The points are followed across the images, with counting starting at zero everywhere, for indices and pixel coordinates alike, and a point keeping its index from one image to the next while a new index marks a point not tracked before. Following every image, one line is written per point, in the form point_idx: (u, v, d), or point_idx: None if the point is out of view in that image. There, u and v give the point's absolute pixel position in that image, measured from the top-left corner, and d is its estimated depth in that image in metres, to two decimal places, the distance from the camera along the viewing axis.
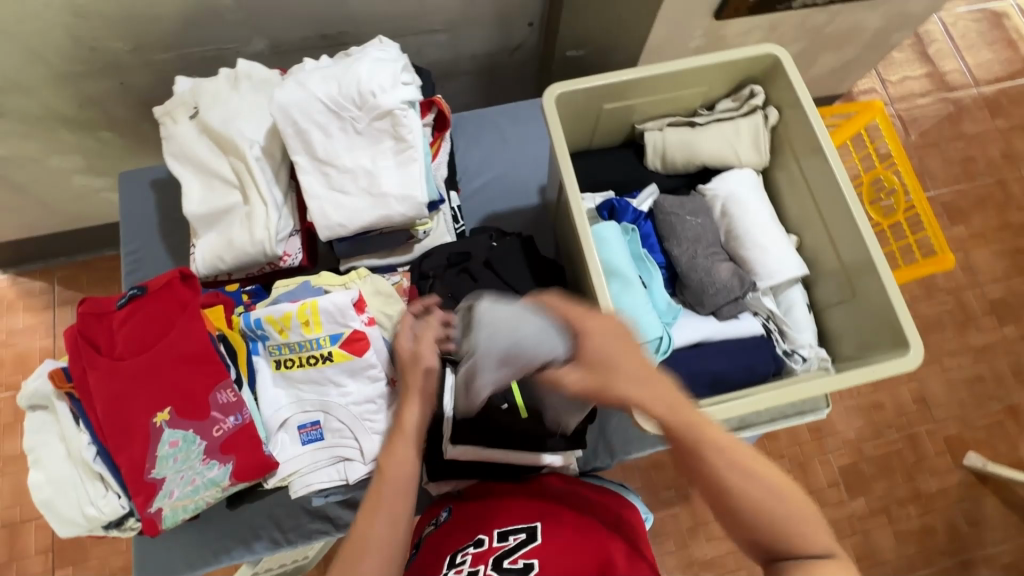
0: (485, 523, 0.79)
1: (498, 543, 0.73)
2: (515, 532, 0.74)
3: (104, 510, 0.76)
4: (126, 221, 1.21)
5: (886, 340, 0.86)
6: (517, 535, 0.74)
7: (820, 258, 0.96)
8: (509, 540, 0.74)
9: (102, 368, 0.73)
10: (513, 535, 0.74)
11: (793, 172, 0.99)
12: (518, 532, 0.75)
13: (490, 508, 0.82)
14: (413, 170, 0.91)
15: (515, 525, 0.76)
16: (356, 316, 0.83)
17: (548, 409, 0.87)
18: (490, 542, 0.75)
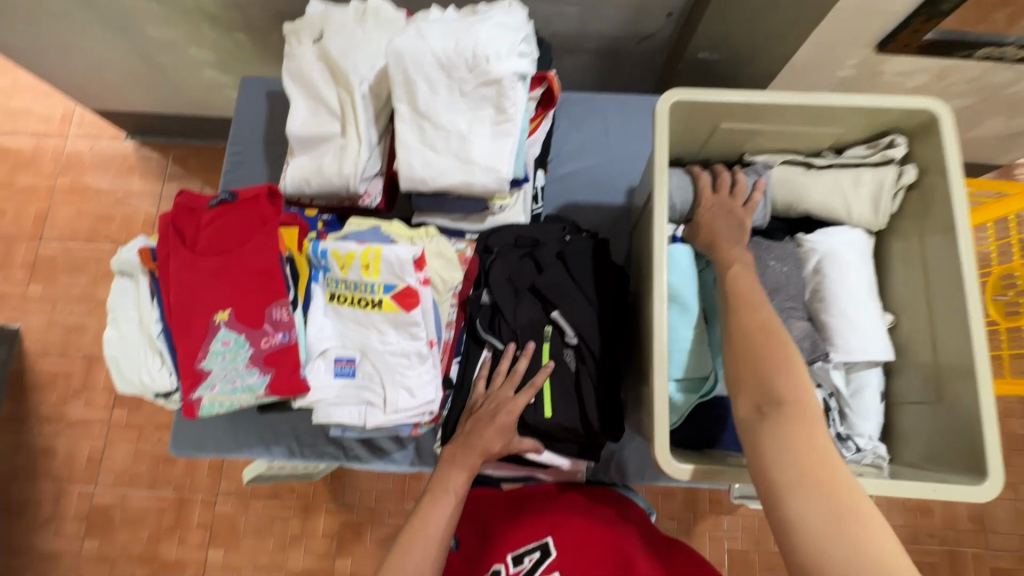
0: (500, 547, 0.82)
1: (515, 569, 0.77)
2: (528, 553, 0.78)
3: (157, 381, 0.84)
4: (239, 122, 1.29)
5: (961, 460, 0.77)
6: (531, 555, 0.78)
7: (912, 347, 0.86)
8: (524, 562, 0.78)
9: (182, 257, 0.79)
10: (527, 556, 0.78)
11: (912, 246, 0.88)
12: (530, 551, 0.78)
13: (496, 530, 0.86)
14: (506, 145, 0.90)
15: (525, 545, 0.80)
16: (413, 274, 0.84)
17: (571, 414, 0.90)
18: (508, 569, 0.78)
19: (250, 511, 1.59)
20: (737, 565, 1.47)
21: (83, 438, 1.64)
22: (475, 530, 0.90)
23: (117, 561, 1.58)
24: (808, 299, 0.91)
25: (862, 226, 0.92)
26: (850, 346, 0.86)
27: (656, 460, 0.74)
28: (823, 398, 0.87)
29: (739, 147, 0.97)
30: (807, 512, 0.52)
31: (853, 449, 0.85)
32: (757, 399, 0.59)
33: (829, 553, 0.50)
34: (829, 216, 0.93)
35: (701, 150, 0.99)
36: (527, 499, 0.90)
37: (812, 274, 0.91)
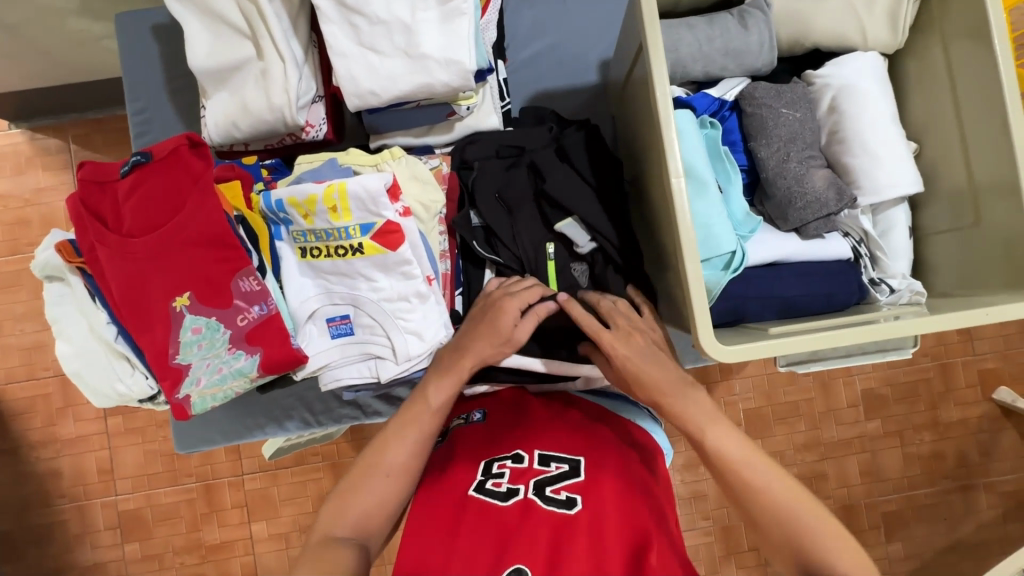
0: (530, 438, 0.76)
1: (539, 468, 0.71)
2: (558, 461, 0.72)
3: (134, 388, 0.74)
4: (132, 71, 1.07)
5: (1000, 280, 0.74)
6: (559, 463, 0.72)
7: (939, 173, 0.80)
8: (551, 467, 0.71)
9: (110, 244, 0.65)
10: (556, 462, 0.72)
11: (932, 60, 0.79)
12: (561, 461, 0.72)
13: (526, 424, 0.79)
14: (460, 27, 0.74)
15: (559, 453, 0.73)
16: (390, 206, 0.72)
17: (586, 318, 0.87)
18: (530, 462, 0.72)
19: (280, 483, 1.56)
20: (754, 422, 1.52)
21: (87, 452, 1.55)
22: (497, 416, 0.83)
23: (165, 555, 1.57)
24: (824, 143, 0.83)
25: (878, 49, 0.81)
26: (877, 185, 0.79)
27: (699, 346, 0.69)
28: (851, 247, 0.83)
29: None
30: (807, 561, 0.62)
31: (887, 291, 0.82)
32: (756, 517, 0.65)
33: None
34: (839, 44, 0.82)
35: None
36: (573, 409, 0.82)
37: (827, 113, 0.82)
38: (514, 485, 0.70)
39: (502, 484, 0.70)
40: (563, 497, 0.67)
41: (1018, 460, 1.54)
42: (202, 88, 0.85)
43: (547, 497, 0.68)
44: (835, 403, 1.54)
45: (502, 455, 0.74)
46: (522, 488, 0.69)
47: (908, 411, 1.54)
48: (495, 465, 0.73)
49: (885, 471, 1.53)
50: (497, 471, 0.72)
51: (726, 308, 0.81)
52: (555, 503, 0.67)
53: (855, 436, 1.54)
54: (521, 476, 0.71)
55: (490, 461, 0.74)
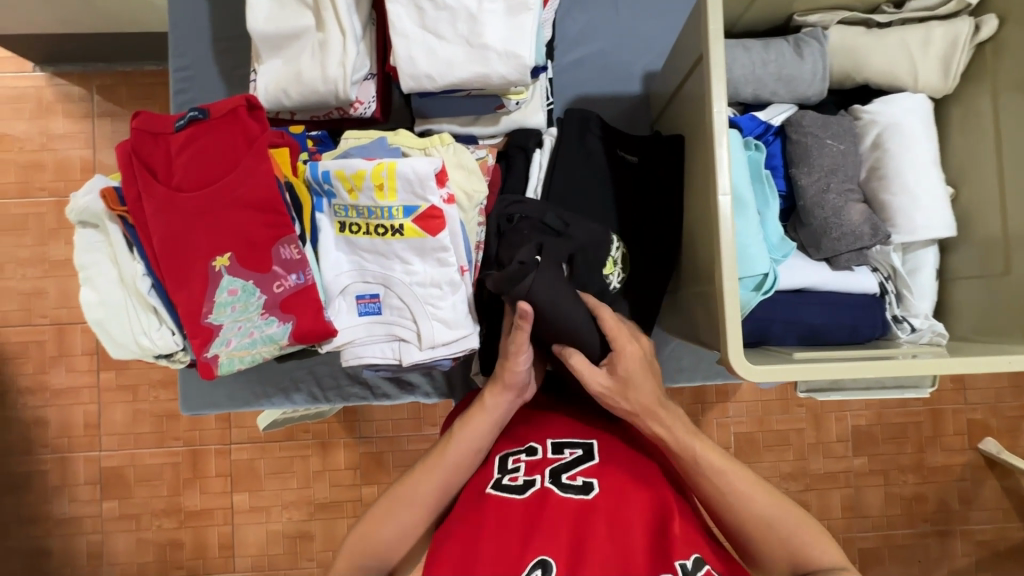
0: (540, 430, 0.77)
1: (554, 456, 0.72)
2: (571, 447, 0.73)
3: (158, 342, 0.73)
4: (176, 27, 1.06)
5: (1022, 329, 0.75)
6: (573, 450, 0.72)
7: (972, 220, 0.82)
8: (565, 454, 0.72)
9: (157, 196, 0.64)
10: (569, 448, 0.73)
11: (978, 109, 0.80)
12: (574, 447, 0.73)
13: (537, 417, 0.80)
14: (524, 22, 0.74)
15: (570, 439, 0.74)
16: (436, 191, 0.72)
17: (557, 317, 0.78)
18: (545, 452, 0.73)
19: (267, 455, 1.56)
20: (744, 447, 1.54)
21: (76, 404, 1.53)
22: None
23: (142, 516, 1.55)
24: (864, 178, 0.84)
25: (927, 92, 0.82)
26: (913, 225, 0.80)
27: (728, 364, 0.70)
28: (879, 283, 0.84)
29: (788, 7, 0.84)
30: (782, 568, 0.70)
31: (908, 329, 0.83)
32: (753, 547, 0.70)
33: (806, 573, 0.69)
34: (890, 82, 0.83)
35: (744, 14, 0.85)
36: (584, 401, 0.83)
37: (870, 149, 0.83)
38: (531, 477, 0.70)
39: (519, 477, 0.71)
40: (579, 482, 0.68)
41: (996, 511, 1.57)
42: (255, 51, 0.85)
43: (563, 483, 0.68)
44: (825, 436, 1.56)
45: (515, 449, 0.75)
46: (540, 479, 0.69)
47: (895, 452, 1.56)
48: (510, 460, 0.74)
49: (866, 508, 1.55)
50: (513, 466, 0.72)
51: (751, 329, 0.81)
52: (572, 489, 0.67)
53: (841, 470, 1.56)
54: (537, 467, 0.71)
55: (504, 456, 0.75)
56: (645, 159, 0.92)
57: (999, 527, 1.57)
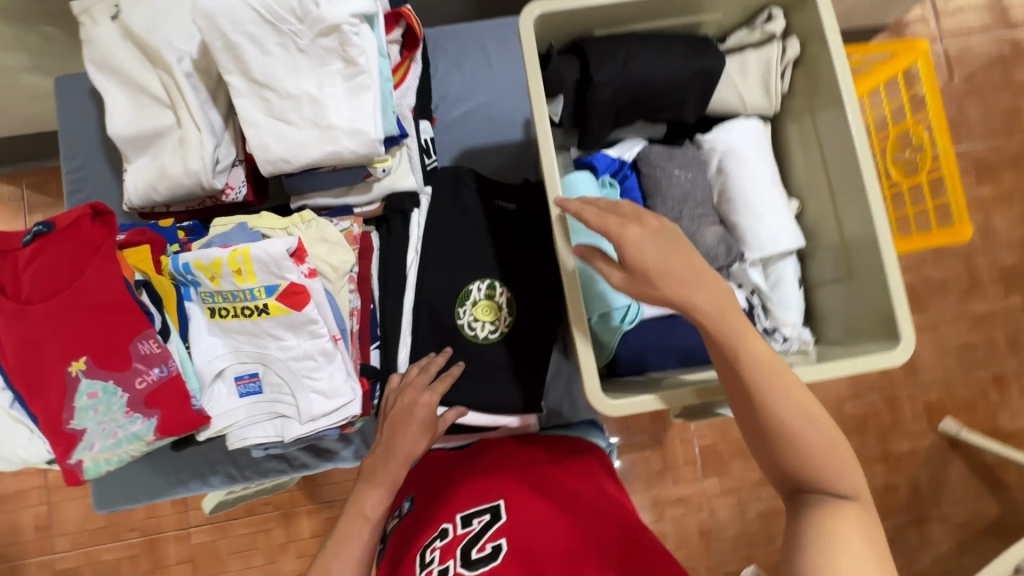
0: (449, 508, 0.74)
1: (464, 530, 0.69)
2: (478, 515, 0.70)
3: (30, 454, 0.73)
4: (70, 129, 1.10)
5: (874, 330, 0.78)
6: (480, 517, 0.70)
7: (819, 230, 0.86)
8: (473, 524, 0.70)
9: (7, 312, 0.66)
10: (477, 518, 0.70)
11: (805, 126, 0.86)
12: (481, 514, 0.71)
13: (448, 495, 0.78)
14: (366, 100, 0.79)
15: (477, 508, 0.72)
16: (294, 268, 0.75)
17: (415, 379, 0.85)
18: (454, 531, 0.70)
19: (229, 535, 1.52)
20: (710, 460, 1.55)
21: (26, 509, 1.49)
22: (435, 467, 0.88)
23: None
24: (716, 202, 0.89)
25: (757, 115, 0.88)
26: (762, 241, 0.85)
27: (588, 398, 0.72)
28: (745, 298, 0.87)
29: None
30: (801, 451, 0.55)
31: (780, 339, 0.86)
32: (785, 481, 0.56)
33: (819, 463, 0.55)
34: (722, 108, 0.88)
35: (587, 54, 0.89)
36: (494, 449, 0.85)
37: (716, 174, 0.88)
38: (443, 563, 0.66)
39: (435, 568, 0.66)
40: (488, 550, 0.65)
41: (968, 490, 1.58)
42: (125, 153, 0.88)
43: (473, 560, 0.64)
44: None
45: (430, 537, 0.71)
46: (452, 563, 0.65)
47: (858, 443, 1.58)
48: (427, 552, 0.69)
49: None
50: (429, 558, 0.68)
51: (627, 359, 0.83)
52: (482, 562, 0.64)
53: None
54: (450, 550, 0.67)
55: (421, 552, 0.70)
56: (522, 207, 0.95)
57: (972, 506, 1.58)
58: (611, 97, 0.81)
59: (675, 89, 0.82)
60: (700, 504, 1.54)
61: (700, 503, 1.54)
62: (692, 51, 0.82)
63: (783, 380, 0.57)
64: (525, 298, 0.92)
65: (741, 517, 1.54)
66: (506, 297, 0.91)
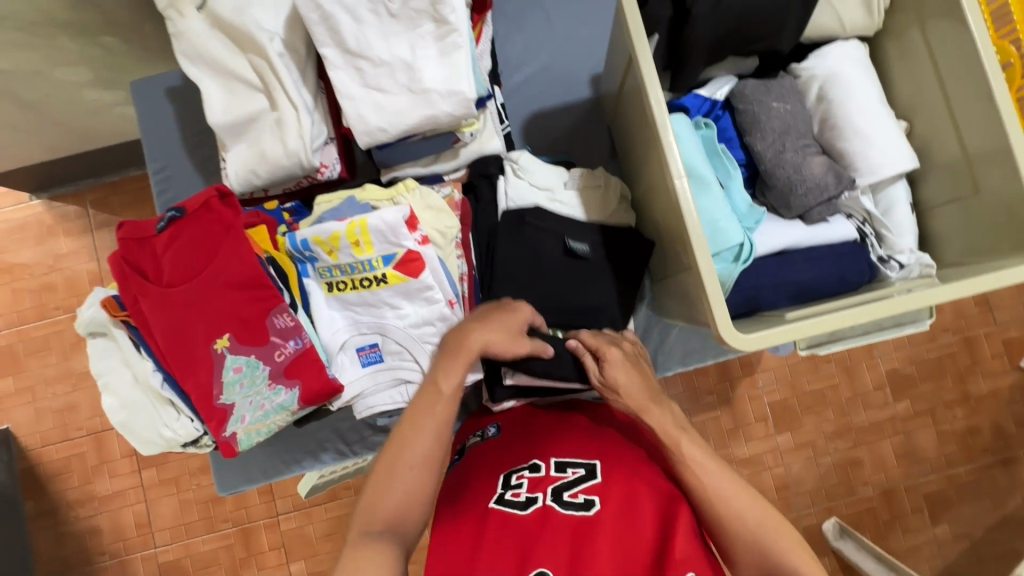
0: (543, 446, 0.75)
1: (557, 475, 0.70)
2: (574, 466, 0.71)
3: (180, 432, 0.78)
4: (148, 132, 1.12)
5: (1005, 244, 0.75)
6: (576, 468, 0.70)
7: (933, 148, 0.83)
8: (568, 473, 0.70)
9: (153, 296, 0.69)
10: (572, 467, 0.71)
11: (910, 41, 0.82)
12: (577, 466, 0.71)
13: (543, 432, 0.77)
14: (458, 60, 0.78)
15: (574, 457, 0.72)
16: (409, 235, 0.76)
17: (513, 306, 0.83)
18: (548, 469, 0.71)
19: (315, 520, 1.56)
20: (782, 415, 1.52)
21: (125, 507, 1.56)
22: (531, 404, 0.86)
23: None
24: (817, 132, 0.86)
25: (857, 35, 0.85)
26: (873, 166, 0.82)
27: (719, 336, 0.72)
28: (856, 228, 0.85)
29: None
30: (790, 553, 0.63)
31: (896, 267, 0.83)
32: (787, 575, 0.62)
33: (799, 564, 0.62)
34: (820, 35, 0.85)
35: None
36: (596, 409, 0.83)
37: (816, 102, 0.85)
38: (532, 495, 0.69)
39: (521, 493, 0.69)
40: (581, 500, 0.67)
41: None
42: (220, 142, 0.90)
43: (564, 501, 0.67)
44: (861, 387, 1.53)
45: (518, 464, 0.73)
46: (541, 498, 0.67)
47: (936, 388, 1.53)
48: (513, 476, 0.72)
49: (922, 451, 1.51)
50: (515, 482, 0.71)
51: (741, 300, 0.82)
52: (573, 507, 0.66)
53: (886, 419, 1.53)
54: (540, 485, 0.69)
55: (507, 471, 0.73)
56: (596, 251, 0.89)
57: None
58: (707, 30, 0.79)
59: (773, 12, 0.79)
60: (777, 461, 1.51)
61: (777, 460, 1.51)
62: None
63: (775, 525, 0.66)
64: (620, 259, 0.89)
65: (818, 470, 1.51)
66: (597, 292, 0.88)
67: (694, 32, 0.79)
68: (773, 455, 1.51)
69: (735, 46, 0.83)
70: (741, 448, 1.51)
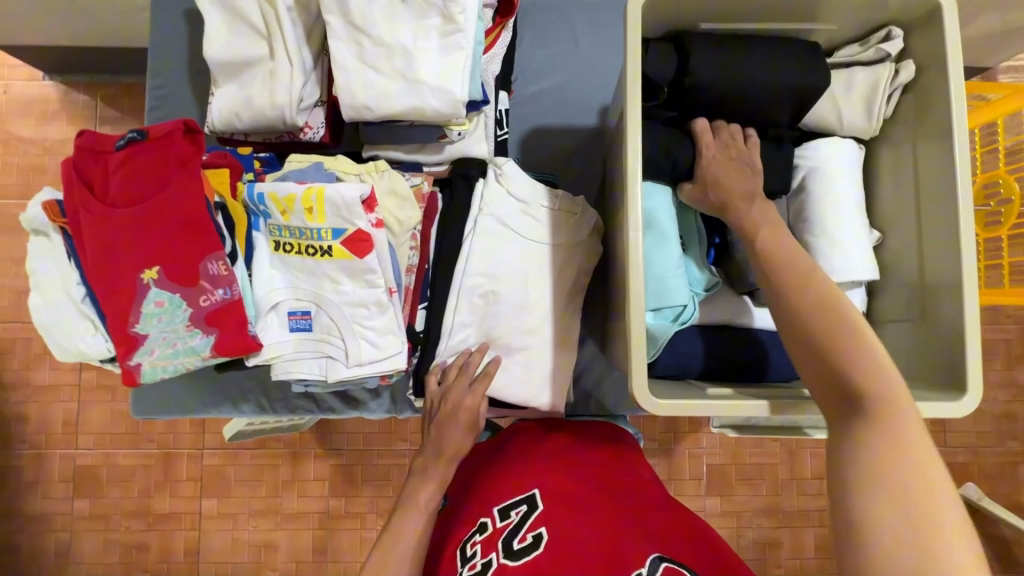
0: (486, 505, 0.77)
1: (503, 523, 0.71)
2: (515, 507, 0.74)
3: (93, 348, 0.78)
4: (161, 47, 1.12)
5: (939, 377, 0.76)
6: (518, 509, 0.73)
7: (899, 264, 0.83)
8: (512, 516, 0.72)
9: (92, 211, 0.68)
10: (514, 510, 0.73)
11: (902, 153, 0.83)
12: (518, 506, 0.74)
13: (489, 483, 0.82)
14: (457, 60, 0.79)
15: (513, 501, 0.75)
16: (363, 216, 0.76)
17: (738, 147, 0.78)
18: (495, 525, 0.72)
19: (238, 463, 1.56)
20: (714, 479, 1.53)
21: (56, 403, 1.56)
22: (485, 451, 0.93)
23: (112, 517, 1.56)
24: (791, 221, 0.86)
25: (854, 135, 0.84)
26: (836, 267, 0.81)
27: (634, 398, 0.72)
28: None
29: (731, 29, 0.82)
30: (860, 358, 0.55)
31: None
32: (835, 395, 0.55)
33: (858, 362, 0.54)
34: (818, 125, 0.85)
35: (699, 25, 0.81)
36: (533, 432, 0.91)
37: (797, 190, 0.85)
38: (487, 556, 0.68)
39: (477, 562, 0.68)
40: (529, 538, 0.67)
41: None
42: (214, 76, 0.90)
43: (515, 551, 0.66)
44: (798, 472, 1.54)
45: (469, 534, 0.74)
46: (494, 555, 0.66)
47: None
48: (467, 548, 0.71)
49: (840, 548, 1.52)
50: (471, 552, 0.70)
51: (673, 361, 0.82)
52: (523, 548, 0.66)
53: (814, 508, 1.53)
54: (491, 543, 0.69)
55: (462, 547, 0.72)
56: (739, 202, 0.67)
57: None
58: (706, 96, 0.79)
59: (775, 95, 0.79)
60: None
61: None
62: (799, 63, 0.78)
63: (855, 328, 0.56)
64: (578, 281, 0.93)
65: (735, 540, 1.53)
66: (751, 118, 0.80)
67: (696, 82, 0.77)
68: None
69: (740, 111, 0.81)
70: None
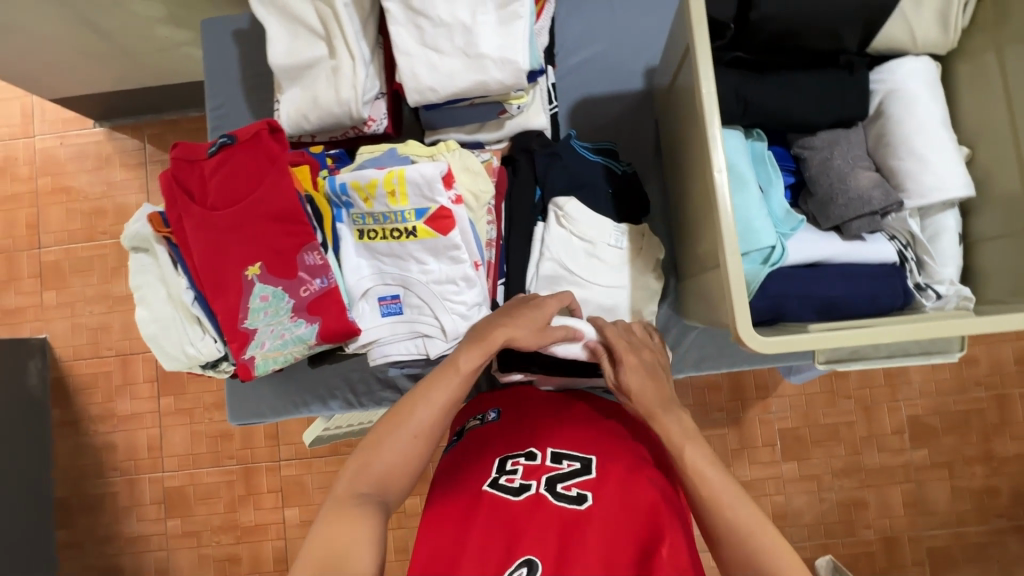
0: (541, 436, 0.76)
1: (553, 465, 0.70)
2: (570, 459, 0.71)
3: (203, 350, 0.81)
4: (214, 71, 1.17)
5: None
6: (572, 462, 0.71)
7: (994, 181, 0.80)
8: (563, 465, 0.71)
9: (195, 217, 0.73)
10: (568, 460, 0.71)
11: (985, 65, 0.79)
12: (573, 459, 0.71)
13: (544, 420, 0.78)
14: (516, 30, 0.80)
15: (572, 451, 0.72)
16: (443, 192, 0.77)
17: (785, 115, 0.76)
18: (544, 459, 0.72)
19: (313, 471, 1.60)
20: (790, 445, 1.49)
21: (140, 429, 1.64)
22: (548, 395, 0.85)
23: (203, 533, 1.62)
24: (871, 148, 0.84)
25: (929, 52, 0.82)
26: (924, 189, 0.79)
27: (737, 337, 0.71)
28: (897, 251, 0.82)
29: None
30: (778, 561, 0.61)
31: (933, 297, 0.80)
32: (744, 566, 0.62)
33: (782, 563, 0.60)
34: (889, 47, 0.81)
35: None
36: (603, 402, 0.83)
37: (874, 115, 0.83)
38: (526, 481, 0.70)
39: (515, 479, 0.70)
40: (573, 493, 0.67)
41: None
42: (277, 83, 0.93)
43: (557, 493, 0.67)
44: (878, 429, 1.49)
45: (514, 451, 0.74)
46: (535, 486, 0.68)
47: (958, 442, 1.47)
48: (508, 462, 0.73)
49: (933, 504, 1.46)
50: (510, 468, 0.72)
51: (766, 306, 0.80)
52: (566, 500, 0.66)
53: (899, 465, 1.48)
54: (534, 472, 0.70)
55: (503, 458, 0.74)
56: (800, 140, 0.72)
57: None
58: (774, 28, 0.77)
59: (845, 18, 0.76)
60: (777, 490, 1.48)
61: (777, 488, 1.48)
62: None
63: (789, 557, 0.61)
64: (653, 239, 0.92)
65: (819, 505, 1.48)
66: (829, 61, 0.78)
67: (762, 16, 0.76)
68: (774, 483, 1.48)
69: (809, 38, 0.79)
70: (743, 470, 1.48)
